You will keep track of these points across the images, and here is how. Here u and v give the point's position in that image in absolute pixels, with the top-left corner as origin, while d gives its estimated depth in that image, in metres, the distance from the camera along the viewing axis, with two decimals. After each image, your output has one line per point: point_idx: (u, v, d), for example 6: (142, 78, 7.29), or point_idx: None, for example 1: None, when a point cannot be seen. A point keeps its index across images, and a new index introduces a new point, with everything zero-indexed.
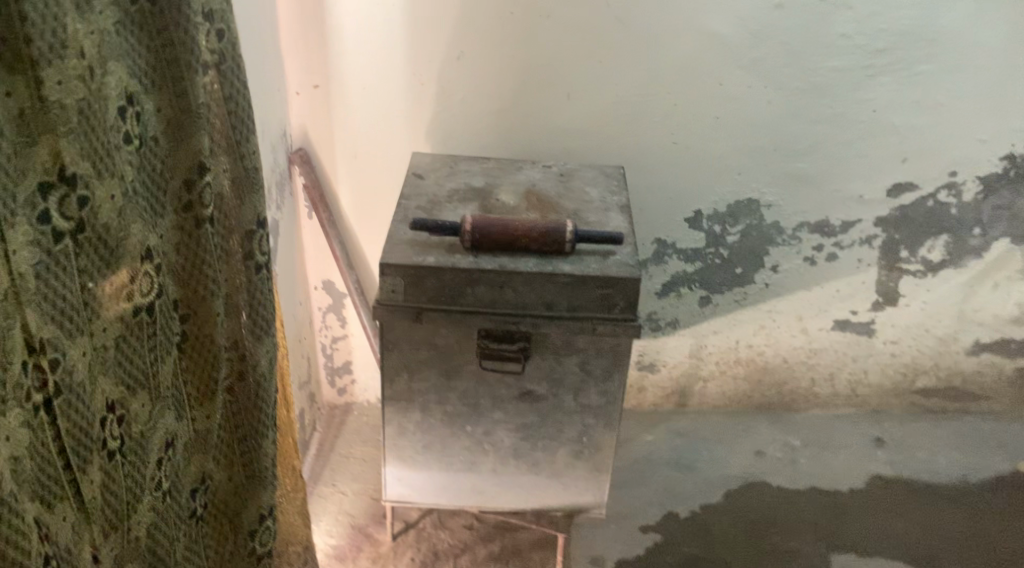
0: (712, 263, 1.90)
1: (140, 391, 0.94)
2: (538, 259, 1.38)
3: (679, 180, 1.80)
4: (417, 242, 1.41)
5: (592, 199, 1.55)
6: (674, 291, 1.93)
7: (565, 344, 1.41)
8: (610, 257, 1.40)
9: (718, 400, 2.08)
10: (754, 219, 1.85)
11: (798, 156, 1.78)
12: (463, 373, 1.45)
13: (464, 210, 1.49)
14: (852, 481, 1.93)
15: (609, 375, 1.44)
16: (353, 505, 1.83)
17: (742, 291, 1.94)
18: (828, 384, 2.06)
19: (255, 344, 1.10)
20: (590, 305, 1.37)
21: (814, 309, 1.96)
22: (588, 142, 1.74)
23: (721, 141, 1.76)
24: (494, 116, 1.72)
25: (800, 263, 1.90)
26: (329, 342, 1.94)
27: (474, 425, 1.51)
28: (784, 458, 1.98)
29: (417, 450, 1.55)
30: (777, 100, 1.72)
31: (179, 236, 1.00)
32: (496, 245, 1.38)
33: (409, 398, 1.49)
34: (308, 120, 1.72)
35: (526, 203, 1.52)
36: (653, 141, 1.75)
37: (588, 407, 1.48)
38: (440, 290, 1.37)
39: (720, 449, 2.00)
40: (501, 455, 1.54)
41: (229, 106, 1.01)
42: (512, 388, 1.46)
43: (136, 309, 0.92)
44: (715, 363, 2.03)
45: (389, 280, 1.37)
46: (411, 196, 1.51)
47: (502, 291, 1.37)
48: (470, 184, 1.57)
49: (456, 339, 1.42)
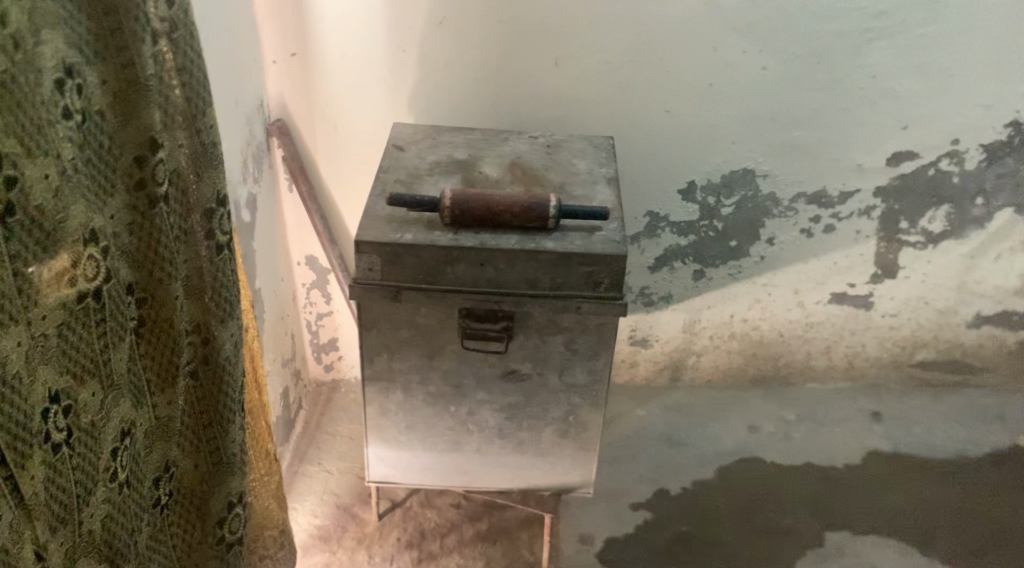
0: (706, 236, 1.85)
1: (88, 381, 0.90)
2: (521, 235, 1.33)
3: (672, 150, 1.74)
4: (395, 217, 1.35)
5: (579, 172, 1.50)
6: (667, 265, 1.88)
7: (550, 323, 1.36)
8: (595, 232, 1.35)
9: (712, 374, 2.03)
10: (749, 190, 1.79)
11: (795, 125, 1.72)
12: (445, 353, 1.41)
13: (445, 184, 1.43)
14: (849, 458, 1.89)
15: (595, 354, 1.39)
16: (339, 485, 1.79)
17: (737, 264, 1.89)
18: (825, 358, 2.01)
19: (218, 328, 1.06)
20: (574, 283, 1.33)
21: (811, 282, 1.91)
22: (576, 110, 1.68)
23: (715, 109, 1.70)
24: (478, 86, 1.66)
25: (796, 234, 1.85)
26: (313, 319, 1.91)
27: (458, 405, 1.46)
28: (779, 434, 1.93)
29: (399, 431, 1.51)
30: (773, 66, 1.66)
31: (132, 216, 0.95)
32: (477, 221, 1.33)
33: (389, 378, 1.44)
34: (285, 90, 1.65)
35: (510, 176, 1.47)
36: (644, 109, 1.69)
37: (574, 386, 1.43)
38: (419, 269, 1.32)
39: (714, 425, 1.95)
40: (485, 436, 1.50)
41: (183, 77, 0.96)
42: (496, 367, 1.42)
43: (81, 295, 0.86)
44: (709, 337, 1.98)
45: (366, 258, 1.32)
46: (390, 170, 1.46)
47: (483, 270, 1.32)
48: (452, 156, 1.51)
49: (437, 318, 1.37)
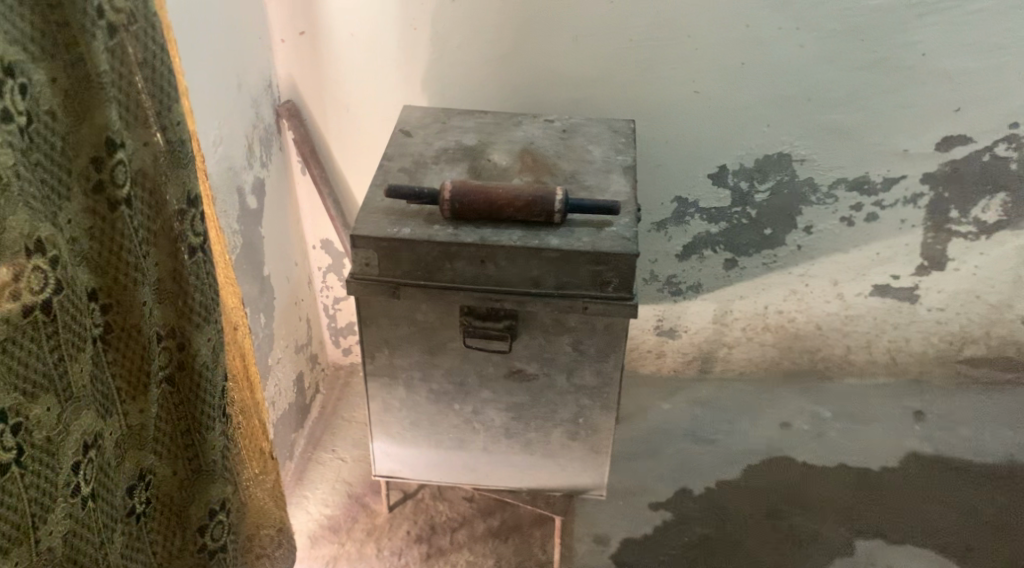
0: (738, 223, 1.75)
1: (43, 395, 0.85)
2: (524, 231, 1.26)
3: (703, 132, 1.64)
4: (394, 210, 1.29)
5: (593, 160, 1.41)
6: (696, 254, 1.79)
7: (555, 322, 1.29)
8: (604, 228, 1.26)
9: (744, 366, 1.94)
10: (785, 175, 1.69)
11: (835, 108, 1.61)
12: (447, 351, 1.35)
13: (450, 173, 1.37)
14: (885, 460, 1.79)
15: (604, 355, 1.32)
16: (352, 473, 1.76)
17: (771, 254, 1.78)
18: (865, 352, 1.91)
19: (193, 332, 1.00)
20: (580, 283, 1.25)
21: (851, 273, 1.80)
22: (598, 90, 1.59)
23: (747, 90, 1.59)
24: (494, 66, 1.58)
25: (835, 223, 1.74)
26: (331, 302, 1.86)
27: (462, 403, 1.40)
28: (812, 432, 1.84)
29: (403, 427, 1.45)
30: (811, 44, 1.54)
31: (92, 220, 0.89)
32: (479, 215, 1.26)
33: (391, 374, 1.39)
34: (295, 70, 1.59)
35: (519, 164, 1.39)
36: (670, 90, 1.59)
37: (582, 387, 1.36)
38: (417, 265, 1.26)
39: (743, 421, 1.87)
40: (492, 435, 1.44)
41: (144, 72, 0.89)
42: (500, 366, 1.35)
43: (27, 309, 0.82)
44: (741, 329, 1.89)
45: (362, 253, 1.26)
46: (394, 157, 1.40)
47: (483, 267, 1.25)
48: (461, 142, 1.44)
49: (437, 316, 1.31)
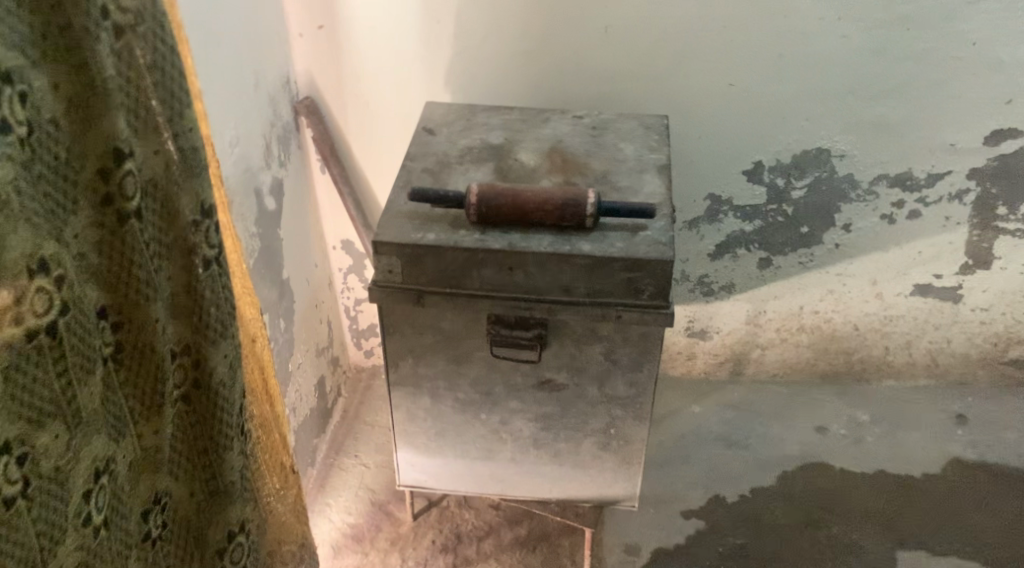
0: (774, 221, 1.68)
1: (51, 421, 0.79)
2: (555, 235, 1.20)
3: (738, 126, 1.57)
4: (418, 213, 1.23)
5: (625, 159, 1.35)
6: (729, 252, 1.73)
7: (587, 331, 1.23)
8: (639, 232, 1.20)
9: (778, 368, 1.88)
10: (823, 171, 1.61)
11: (877, 100, 1.54)
12: (473, 360, 1.29)
13: (476, 175, 1.31)
14: (927, 467, 1.72)
15: (638, 365, 1.26)
16: (374, 479, 1.71)
17: (808, 253, 1.72)
18: (905, 353, 1.84)
19: (208, 348, 0.94)
20: (613, 290, 1.19)
21: (891, 273, 1.73)
22: (629, 85, 1.53)
23: (785, 82, 1.53)
24: (521, 60, 1.52)
25: (876, 221, 1.67)
26: (352, 304, 1.81)
27: (489, 413, 1.35)
28: (850, 437, 1.78)
29: (428, 437, 1.40)
30: (853, 34, 1.48)
31: (99, 234, 0.83)
32: (506, 220, 1.20)
33: (415, 383, 1.33)
34: (313, 65, 1.54)
35: (548, 164, 1.33)
36: (704, 83, 1.53)
37: (615, 398, 1.30)
38: (442, 272, 1.20)
39: (778, 425, 1.80)
40: (520, 445, 1.38)
41: (154, 77, 0.83)
42: (529, 376, 1.29)
43: (31, 333, 0.76)
44: (776, 330, 1.82)
45: (385, 259, 1.20)
46: (417, 157, 1.34)
47: (512, 274, 1.19)
48: (487, 141, 1.38)
49: (463, 324, 1.25)
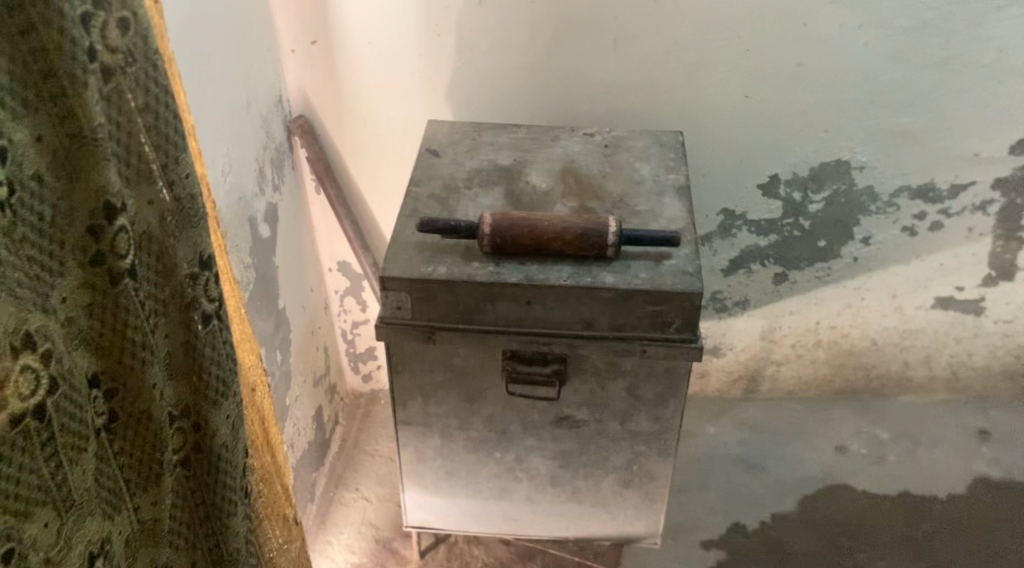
0: (790, 236, 1.61)
1: (40, 509, 0.71)
2: (575, 266, 1.12)
3: (753, 139, 1.50)
4: (426, 244, 1.15)
5: (643, 179, 1.27)
6: (744, 268, 1.65)
7: (609, 366, 1.16)
8: (664, 261, 1.13)
9: (794, 385, 1.81)
10: (842, 184, 1.55)
11: (900, 110, 1.47)
12: (487, 398, 1.21)
13: (486, 200, 1.23)
14: (952, 487, 1.66)
15: (663, 401, 1.19)
16: (378, 515, 1.63)
17: (825, 267, 1.65)
18: (924, 367, 1.78)
19: (210, 410, 0.86)
20: (637, 323, 1.12)
21: (911, 286, 1.67)
22: (640, 98, 1.46)
23: (802, 93, 1.45)
24: (526, 73, 1.44)
25: (896, 233, 1.60)
26: (349, 327, 1.73)
27: (504, 452, 1.27)
28: (871, 456, 1.71)
29: (439, 478, 1.33)
30: (875, 41, 1.40)
31: (89, 296, 0.75)
32: (522, 251, 1.12)
33: (424, 423, 1.26)
34: (306, 82, 1.45)
35: (561, 186, 1.26)
36: (718, 95, 1.45)
37: (638, 434, 1.23)
38: (454, 307, 1.13)
39: (796, 445, 1.74)
40: (536, 484, 1.31)
41: (147, 119, 0.76)
42: (547, 413, 1.22)
43: (15, 415, 0.68)
44: (791, 346, 1.76)
45: (393, 296, 1.12)
46: (422, 182, 1.26)
47: (529, 308, 1.12)
48: (495, 162, 1.31)
49: (477, 361, 1.18)
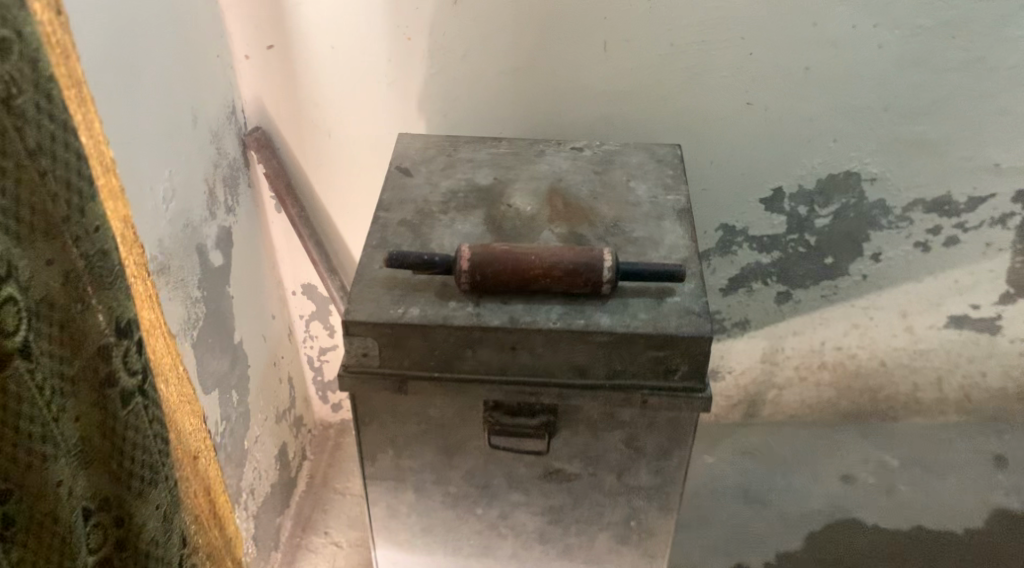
0: (794, 252, 1.48)
1: None
2: (565, 306, 0.99)
3: (756, 150, 1.37)
4: (396, 281, 1.01)
5: (639, 201, 1.14)
6: (744, 287, 1.52)
7: (605, 416, 1.03)
8: (666, 299, 1.00)
9: (796, 409, 1.69)
10: (851, 197, 1.42)
11: (916, 118, 1.34)
12: (467, 451, 1.08)
13: (463, 227, 1.09)
14: (969, 520, 1.54)
15: (665, 453, 1.06)
16: (350, 561, 1.49)
17: (832, 285, 1.52)
18: (935, 389, 1.66)
19: (133, 501, 0.73)
20: (637, 370, 0.99)
21: (923, 304, 1.55)
22: (631, 106, 1.32)
23: (811, 99, 1.32)
24: (507, 80, 1.30)
25: (908, 249, 1.48)
26: (316, 354, 1.59)
27: (487, 507, 1.15)
28: (880, 486, 1.60)
29: (414, 534, 1.20)
30: (890, 43, 1.28)
31: None
32: (506, 288, 0.99)
33: (397, 477, 1.13)
34: (263, 90, 1.31)
35: (548, 210, 1.12)
36: (718, 102, 1.32)
37: (636, 487, 1.11)
38: (429, 354, 0.99)
39: (800, 475, 1.62)
40: (523, 540, 1.18)
41: (40, 162, 0.64)
42: (534, 466, 1.09)
43: None
44: (794, 369, 1.63)
45: (358, 341, 0.98)
46: (392, 206, 1.12)
47: (514, 354, 0.98)
48: (473, 182, 1.16)
49: (456, 411, 1.04)
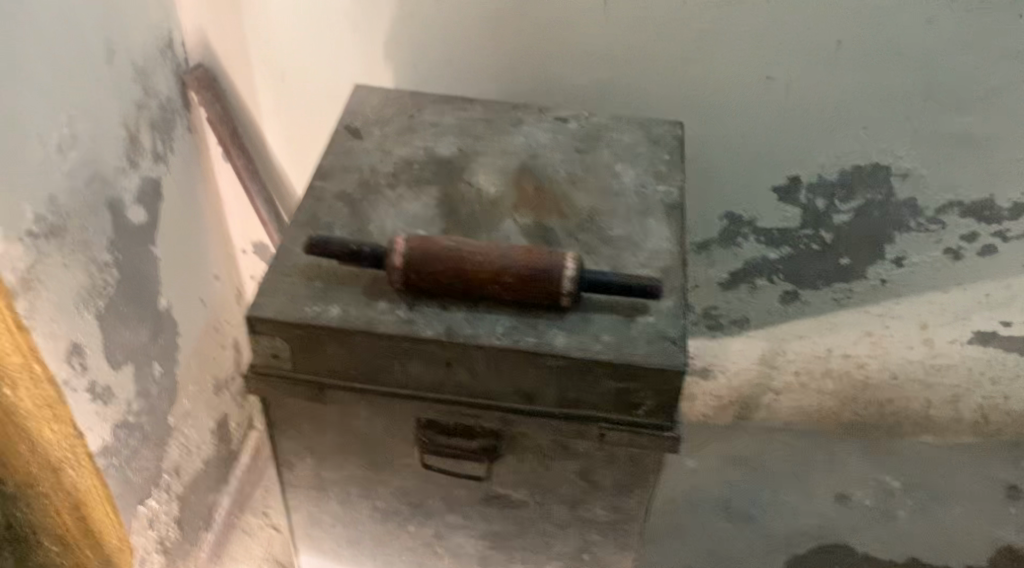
0: (807, 249, 1.30)
1: None
2: (516, 319, 0.82)
3: (773, 132, 1.19)
4: (320, 271, 0.85)
5: (624, 190, 0.97)
6: (746, 283, 1.35)
7: (556, 445, 0.88)
8: (637, 318, 0.83)
9: (794, 415, 1.53)
10: (877, 193, 1.24)
11: (962, 108, 1.15)
12: (398, 467, 0.94)
13: (411, 208, 0.92)
14: (972, 558, 1.39)
15: (624, 490, 0.91)
16: (286, 549, 1.38)
17: (846, 288, 1.34)
18: (950, 407, 1.49)
19: None
20: (595, 401, 0.83)
21: (947, 317, 1.37)
22: (630, 71, 1.14)
23: (841, 78, 1.14)
24: (488, 31, 1.12)
25: (937, 256, 1.30)
26: None
27: (421, 525, 1.00)
28: (876, 510, 1.44)
29: (340, 544, 1.06)
30: (942, 20, 1.09)
31: None
32: (446, 292, 0.82)
33: (319, 485, 0.99)
34: (206, 21, 1.14)
35: (514, 194, 0.95)
36: (733, 73, 1.13)
37: (591, 522, 0.96)
38: (350, 362, 0.83)
39: (790, 490, 1.47)
40: (460, 562, 1.04)
41: None
42: (474, 490, 0.94)
43: None
44: (795, 374, 1.46)
45: (267, 341, 0.83)
46: (332, 174, 0.95)
47: (450, 370, 0.82)
48: (432, 151, 0.99)
49: (383, 425, 0.89)
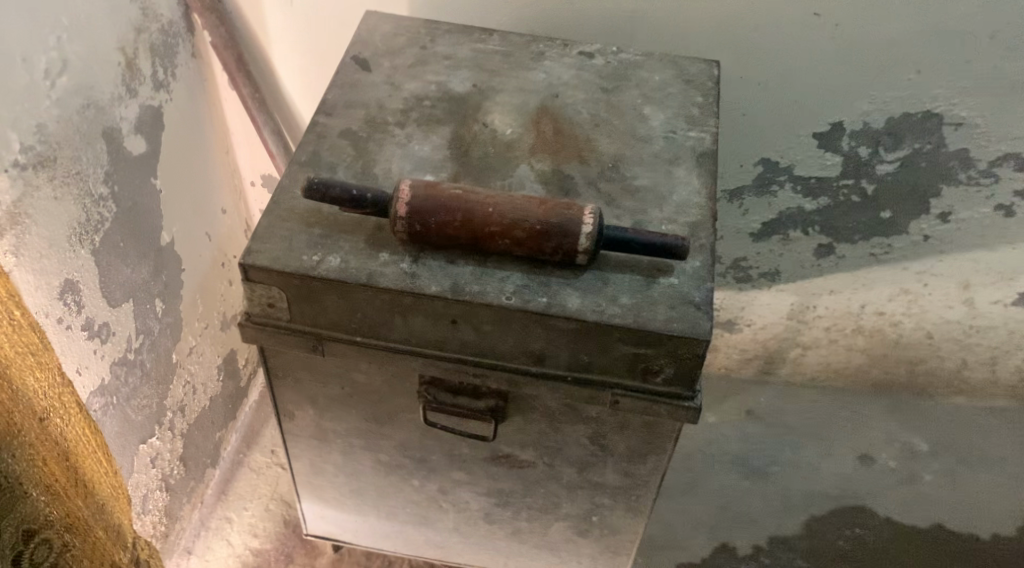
0: (845, 201, 1.22)
1: None
2: (527, 275, 0.77)
3: (816, 74, 1.10)
4: (320, 217, 0.79)
5: (650, 135, 0.89)
6: (778, 234, 1.27)
7: (566, 409, 0.83)
8: (658, 279, 0.77)
9: (820, 371, 1.47)
10: (925, 143, 1.15)
11: None
12: (400, 422, 0.89)
13: (420, 149, 0.86)
14: (1000, 526, 1.34)
15: (638, 456, 0.86)
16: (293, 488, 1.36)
17: (884, 243, 1.26)
18: (986, 368, 1.43)
19: None
20: (609, 365, 0.77)
21: (991, 275, 1.30)
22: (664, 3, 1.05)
23: (894, 17, 1.05)
24: None
25: (986, 212, 1.21)
26: None
27: (424, 479, 0.96)
28: (902, 472, 1.39)
29: (341, 494, 1.03)
30: None
31: None
32: (453, 244, 0.76)
33: (319, 435, 0.94)
34: None
35: (532, 137, 0.88)
36: (775, 8, 1.05)
37: (601, 485, 0.91)
38: (349, 315, 0.78)
39: (813, 448, 1.41)
40: (465, 517, 1.00)
41: None
42: (480, 449, 0.90)
43: None
44: (825, 329, 1.40)
45: (262, 290, 0.78)
46: (337, 110, 0.89)
47: (455, 328, 0.77)
48: (446, 87, 0.92)
49: (384, 380, 0.84)
